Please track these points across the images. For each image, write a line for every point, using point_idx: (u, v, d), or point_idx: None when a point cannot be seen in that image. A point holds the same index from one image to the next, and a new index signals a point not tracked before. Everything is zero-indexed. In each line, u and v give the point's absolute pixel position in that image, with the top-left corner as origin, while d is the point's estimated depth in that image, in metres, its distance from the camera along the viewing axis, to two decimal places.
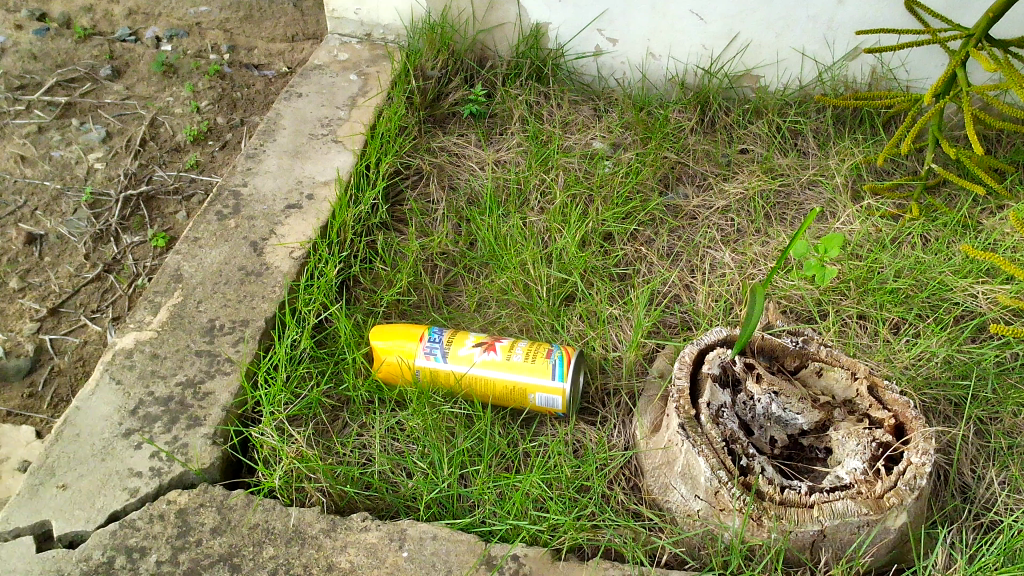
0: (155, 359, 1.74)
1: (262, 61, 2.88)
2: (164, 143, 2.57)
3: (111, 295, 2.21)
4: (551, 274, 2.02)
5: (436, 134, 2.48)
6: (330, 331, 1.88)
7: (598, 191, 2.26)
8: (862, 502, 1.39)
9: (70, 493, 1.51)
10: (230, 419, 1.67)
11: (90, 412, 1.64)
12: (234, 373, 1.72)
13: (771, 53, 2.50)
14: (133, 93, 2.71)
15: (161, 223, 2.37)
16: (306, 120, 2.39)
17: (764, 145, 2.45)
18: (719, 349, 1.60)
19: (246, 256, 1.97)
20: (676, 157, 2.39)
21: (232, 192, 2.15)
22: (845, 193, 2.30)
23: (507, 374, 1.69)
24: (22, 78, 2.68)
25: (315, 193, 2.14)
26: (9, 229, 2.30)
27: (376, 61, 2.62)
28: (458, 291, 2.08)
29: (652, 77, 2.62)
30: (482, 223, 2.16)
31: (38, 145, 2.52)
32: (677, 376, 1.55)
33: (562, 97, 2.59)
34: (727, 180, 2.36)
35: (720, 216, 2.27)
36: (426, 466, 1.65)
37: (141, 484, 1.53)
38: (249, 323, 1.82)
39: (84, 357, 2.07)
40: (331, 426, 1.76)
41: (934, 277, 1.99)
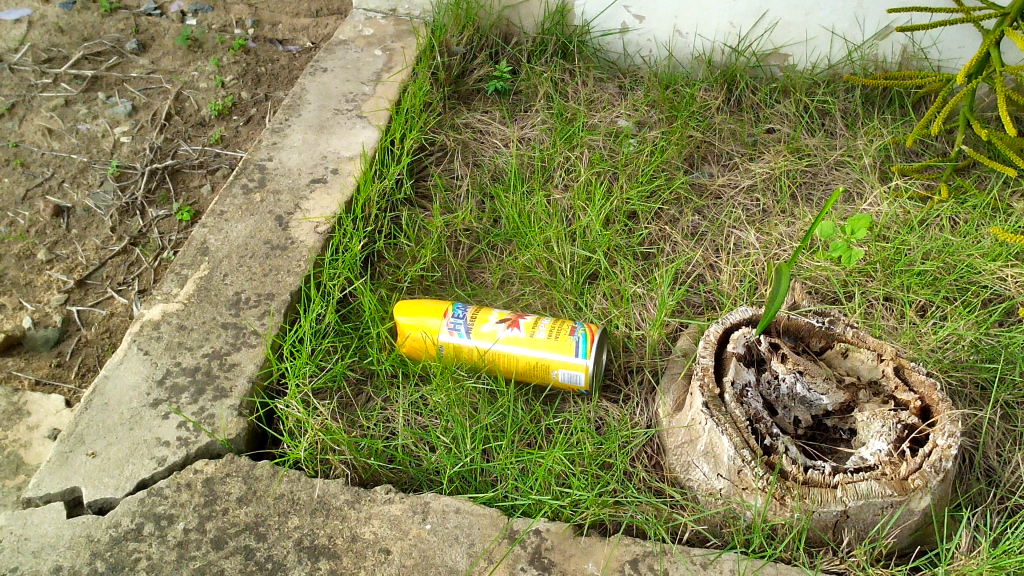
0: (182, 331, 1.76)
1: (286, 36, 2.88)
2: (189, 117, 2.58)
3: (137, 268, 2.23)
4: (575, 252, 2.02)
5: (460, 110, 2.48)
6: (354, 306, 1.89)
7: (622, 169, 2.25)
8: (886, 484, 1.39)
9: (99, 461, 1.54)
10: (256, 390, 1.68)
11: (118, 381, 1.66)
12: (260, 346, 1.74)
13: (800, 32, 2.46)
14: (158, 67, 2.72)
15: (186, 197, 2.39)
16: (331, 95, 2.39)
17: (791, 125, 2.43)
18: (744, 329, 1.59)
19: (271, 230, 1.98)
20: (702, 136, 2.37)
21: (258, 166, 2.16)
22: (873, 173, 2.27)
23: (530, 351, 1.70)
24: (49, 52, 2.70)
25: (340, 168, 2.15)
26: (37, 201, 2.32)
27: (401, 36, 2.61)
28: (482, 268, 2.08)
29: (678, 54, 2.59)
30: (506, 200, 2.16)
31: (65, 118, 2.54)
32: (702, 354, 1.55)
33: (587, 74, 2.58)
34: (753, 160, 2.34)
35: (745, 195, 2.25)
36: (448, 441, 1.65)
37: (169, 453, 1.55)
38: (275, 297, 1.83)
39: (110, 328, 2.09)
40: (355, 399, 1.77)
41: (962, 260, 1.97)
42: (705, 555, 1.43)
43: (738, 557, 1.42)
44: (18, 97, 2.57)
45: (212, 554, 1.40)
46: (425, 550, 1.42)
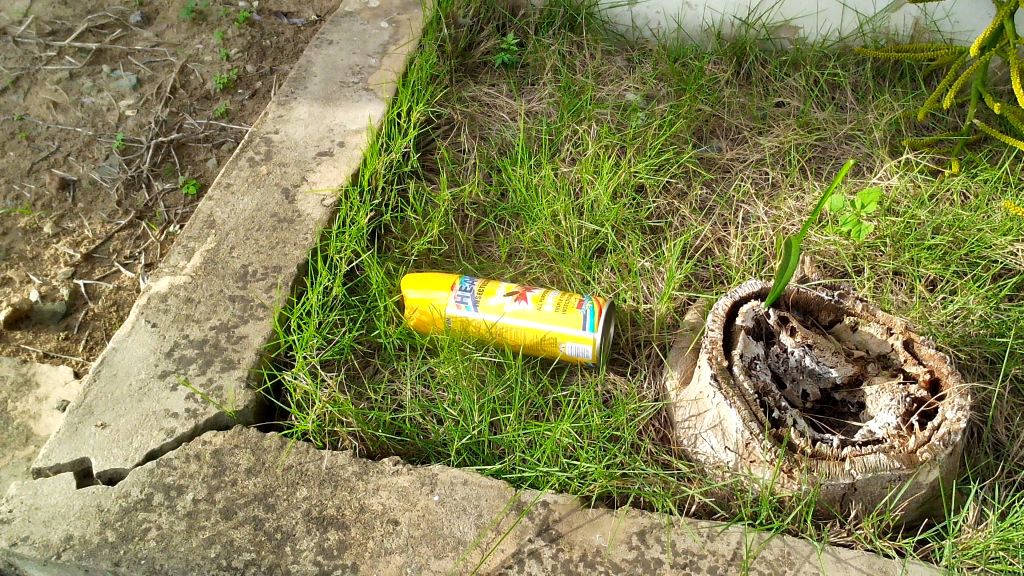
0: (189, 303, 1.76)
1: (291, 9, 2.86)
2: (194, 91, 2.57)
3: (144, 241, 2.24)
4: (583, 226, 2.01)
5: (467, 83, 2.45)
6: (361, 279, 1.88)
7: (630, 143, 2.24)
8: (895, 457, 1.38)
9: (109, 431, 1.54)
10: (263, 362, 1.68)
11: (126, 353, 1.67)
12: (267, 318, 1.73)
13: (811, 4, 2.45)
14: (163, 39, 2.70)
15: (192, 170, 2.39)
16: (337, 67, 2.37)
17: (801, 98, 2.42)
18: (753, 302, 1.58)
19: (277, 203, 1.97)
20: (711, 109, 2.36)
21: (264, 139, 2.15)
22: (883, 148, 2.26)
23: (538, 324, 1.69)
24: (53, 24, 2.69)
25: (346, 141, 2.14)
26: (43, 174, 2.32)
27: (407, 8, 2.59)
28: (489, 241, 2.07)
29: (687, 26, 2.58)
30: (514, 173, 2.14)
31: (70, 91, 2.53)
32: (710, 327, 1.54)
33: (595, 47, 2.56)
34: (762, 134, 2.34)
35: (753, 170, 2.25)
36: (456, 413, 1.65)
37: (177, 425, 1.55)
38: (282, 270, 1.83)
39: (118, 302, 2.10)
40: (362, 371, 1.77)
41: (973, 234, 1.96)
42: (712, 527, 1.43)
43: (745, 529, 1.43)
44: (23, 70, 2.56)
45: (221, 524, 1.41)
46: (433, 521, 1.43)
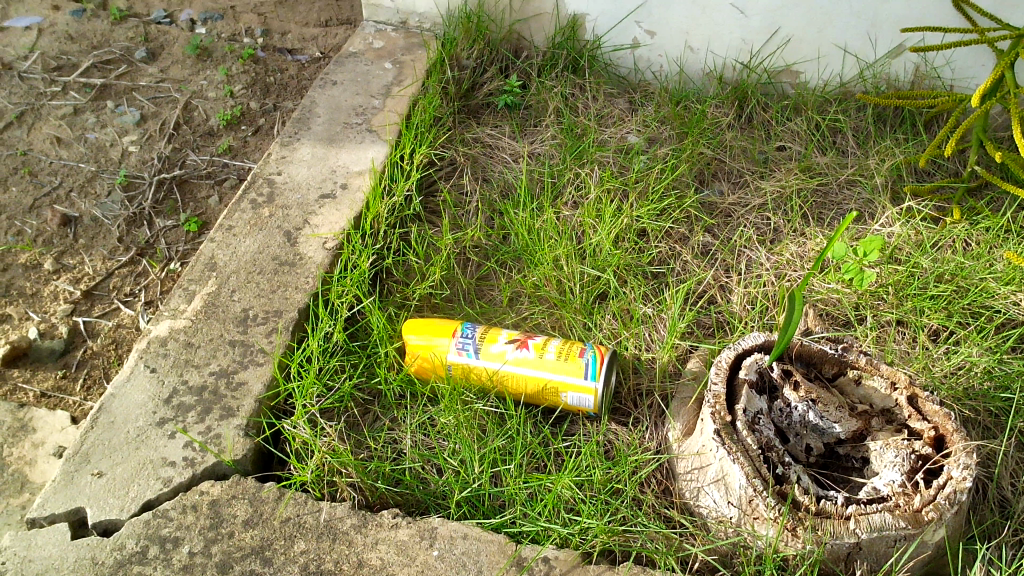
0: (189, 348, 1.74)
1: (295, 45, 2.89)
2: (197, 127, 2.58)
3: (145, 279, 2.23)
4: (584, 271, 2.01)
5: (470, 124, 2.46)
6: (362, 324, 1.87)
7: (632, 187, 2.24)
8: (900, 516, 1.36)
9: (105, 480, 1.52)
10: (263, 411, 1.67)
11: (124, 399, 1.65)
12: (267, 364, 1.72)
13: (812, 49, 2.48)
14: (167, 76, 2.72)
15: (194, 207, 2.39)
16: (341, 108, 2.38)
17: (802, 142, 2.44)
18: (757, 354, 1.57)
19: (279, 246, 1.97)
20: (712, 153, 2.37)
21: (267, 180, 2.15)
22: (885, 193, 2.27)
23: (540, 373, 1.68)
24: (59, 60, 2.71)
25: (348, 184, 2.14)
26: (45, 210, 2.32)
27: (411, 49, 2.61)
28: (491, 285, 2.06)
29: (689, 70, 2.60)
30: (516, 217, 2.14)
31: (74, 127, 2.53)
32: (713, 381, 1.53)
33: (597, 90, 2.57)
34: (764, 178, 2.35)
35: (754, 214, 2.26)
36: (457, 464, 1.63)
37: (175, 474, 1.53)
38: (282, 315, 1.82)
39: (117, 339, 2.09)
40: (362, 419, 1.75)
41: (975, 283, 1.95)
42: None
43: None
44: (27, 105, 2.57)
45: None
46: None
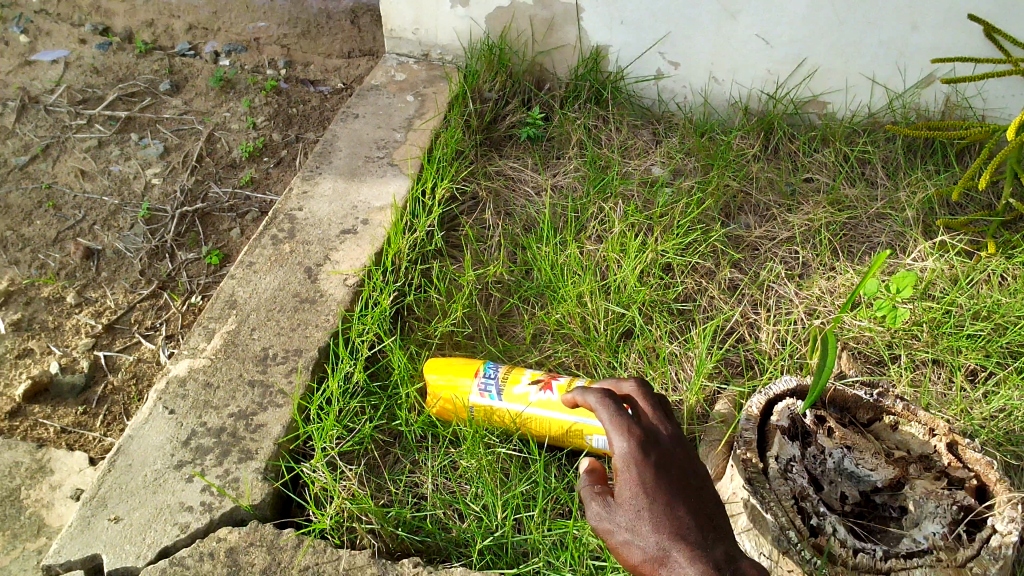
0: (208, 389, 1.72)
1: (317, 77, 2.91)
2: (220, 160, 2.58)
3: (166, 312, 2.22)
4: (609, 308, 1.98)
5: (493, 157, 2.43)
6: (383, 364, 1.84)
7: (657, 222, 2.20)
8: (942, 572, 1.31)
9: (122, 526, 1.50)
10: (282, 454, 1.64)
11: (143, 442, 1.63)
12: (286, 406, 1.69)
13: (839, 80, 2.45)
14: (191, 108, 2.73)
15: (216, 240, 2.39)
16: (362, 142, 2.37)
17: (830, 174, 2.39)
18: (789, 400, 1.52)
19: (300, 282, 1.95)
20: (739, 186, 2.33)
21: (288, 216, 2.13)
22: (916, 227, 2.22)
23: (564, 416, 1.64)
24: (84, 93, 2.73)
25: (370, 219, 2.12)
26: (68, 243, 2.32)
27: (433, 82, 2.60)
28: (513, 322, 2.03)
29: (714, 101, 2.58)
30: (539, 252, 2.12)
31: (98, 159, 2.54)
32: (744, 427, 1.48)
33: (621, 121, 2.54)
34: (791, 211, 2.30)
35: (782, 248, 2.21)
36: (479, 510, 1.60)
37: (192, 520, 1.51)
38: (302, 354, 1.79)
39: (137, 374, 2.08)
40: (383, 462, 1.71)
41: (1012, 321, 1.90)
42: None
43: None
44: (53, 138, 2.58)
45: None
46: None
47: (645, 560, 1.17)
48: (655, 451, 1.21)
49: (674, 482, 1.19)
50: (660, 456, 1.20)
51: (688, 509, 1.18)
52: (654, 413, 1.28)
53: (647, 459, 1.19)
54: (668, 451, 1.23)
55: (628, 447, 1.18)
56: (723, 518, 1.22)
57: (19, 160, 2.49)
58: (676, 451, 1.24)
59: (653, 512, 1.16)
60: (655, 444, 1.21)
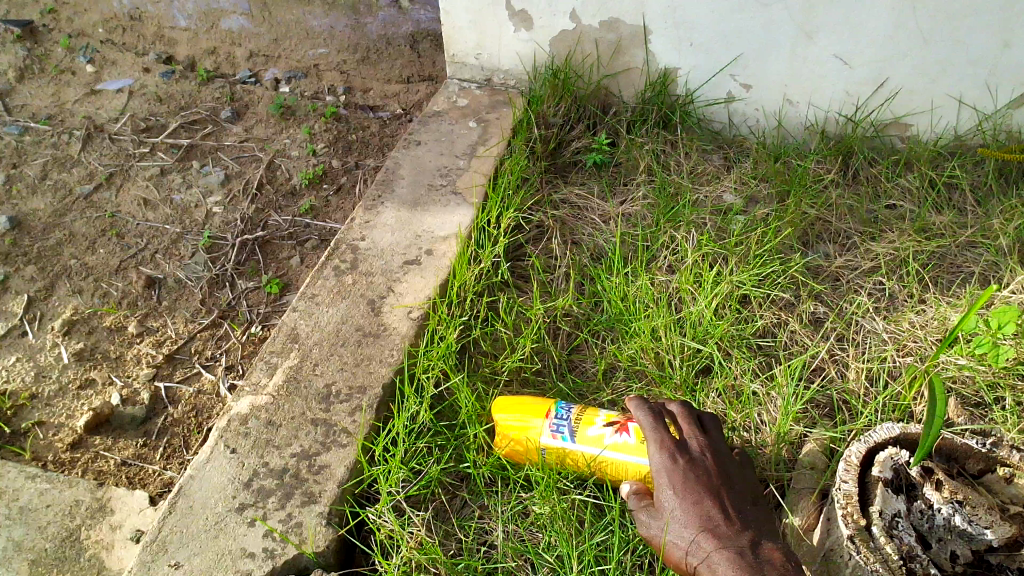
0: (270, 427, 1.67)
1: (377, 103, 2.88)
2: (280, 187, 2.55)
3: (226, 342, 2.18)
4: (684, 344, 1.88)
5: (558, 184, 2.36)
6: (449, 401, 1.77)
7: (733, 251, 2.09)
8: None
9: (182, 573, 1.44)
10: (346, 497, 1.57)
11: (204, 482, 1.57)
12: (350, 447, 1.63)
13: (923, 101, 2.32)
14: (252, 135, 2.71)
15: (276, 269, 2.35)
16: (425, 169, 2.32)
17: (914, 200, 2.26)
18: (891, 449, 1.40)
19: (363, 315, 1.89)
20: (817, 212, 2.21)
21: (350, 246, 2.08)
22: (1013, 256, 2.08)
23: (643, 459, 1.53)
24: (148, 121, 2.73)
25: (434, 249, 2.06)
26: (130, 272, 2.30)
27: (495, 107, 2.55)
28: (583, 357, 1.94)
29: (788, 125, 2.48)
30: (610, 284, 2.03)
31: (160, 187, 2.53)
32: (843, 479, 1.37)
33: (690, 146, 2.45)
34: (874, 239, 2.18)
35: (867, 279, 2.08)
36: (553, 560, 1.53)
37: (254, 567, 1.45)
38: (367, 391, 1.73)
39: (197, 407, 2.03)
40: (451, 506, 1.64)
41: None
42: None
43: None
44: (117, 167, 2.58)
45: None
46: None
47: (681, 551, 1.38)
48: (685, 458, 1.47)
49: (702, 484, 1.43)
50: (689, 463, 1.46)
51: (714, 504, 1.40)
52: (691, 428, 1.53)
53: (678, 465, 1.45)
54: (698, 457, 1.47)
55: (659, 456, 1.46)
56: (750, 514, 1.43)
57: (84, 189, 2.49)
58: (705, 457, 1.48)
59: (682, 505, 1.41)
60: (686, 452, 1.47)
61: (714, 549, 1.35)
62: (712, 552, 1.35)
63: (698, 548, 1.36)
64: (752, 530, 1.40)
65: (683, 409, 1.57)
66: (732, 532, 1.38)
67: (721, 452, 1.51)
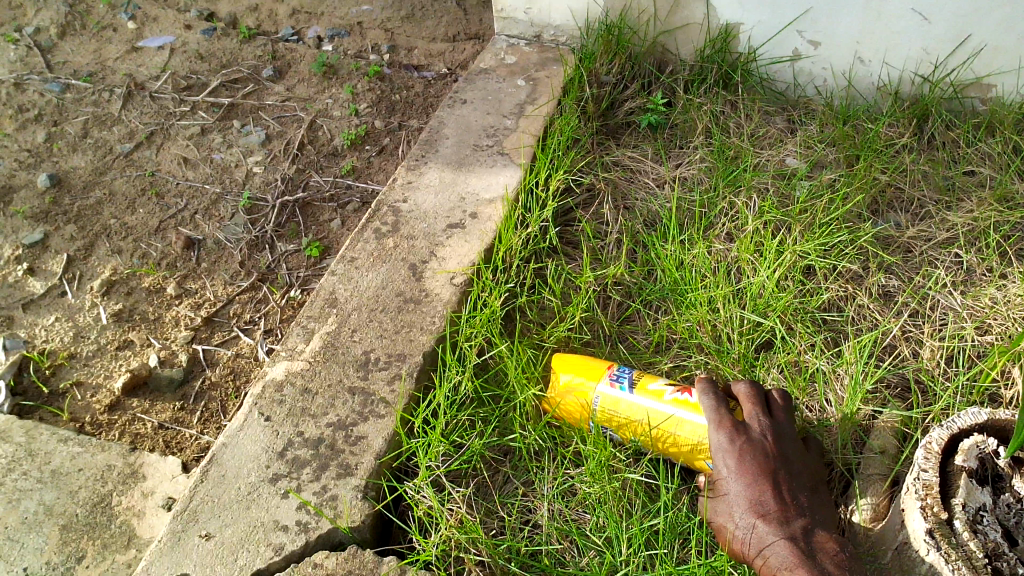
0: (306, 395, 1.60)
1: (422, 62, 2.78)
2: (321, 148, 2.47)
3: (265, 306, 2.12)
4: (744, 317, 1.77)
5: (610, 146, 2.24)
6: (494, 371, 1.69)
7: (797, 219, 1.96)
8: None
9: (213, 544, 1.38)
10: (383, 470, 1.50)
11: (237, 451, 1.51)
12: (388, 418, 1.55)
13: (1009, 61, 2.13)
14: (293, 94, 2.63)
15: (316, 232, 2.28)
16: (470, 129, 2.21)
17: (995, 166, 2.10)
18: (977, 436, 1.26)
19: (404, 281, 1.80)
20: (889, 179, 2.06)
21: (392, 207, 1.99)
22: None
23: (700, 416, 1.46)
24: (189, 79, 2.66)
25: (479, 212, 1.96)
26: (169, 233, 2.24)
27: (545, 65, 2.43)
28: (635, 328, 1.84)
29: (858, 85, 2.31)
30: (664, 251, 1.91)
31: (200, 146, 2.47)
32: (923, 468, 1.24)
33: (752, 107, 2.30)
34: (951, 208, 2.02)
35: (943, 251, 1.93)
36: (601, 543, 1.43)
37: (287, 541, 1.38)
38: (407, 359, 1.65)
39: (235, 371, 1.97)
40: (493, 482, 1.55)
41: None
42: None
43: None
44: (157, 125, 2.52)
45: None
46: None
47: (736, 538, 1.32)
48: (746, 437, 1.38)
49: (762, 467, 1.34)
50: (750, 442, 1.37)
51: (773, 491, 1.32)
52: (754, 406, 1.42)
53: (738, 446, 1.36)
54: (759, 437, 1.38)
55: (717, 435, 1.38)
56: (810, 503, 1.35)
57: (124, 147, 2.43)
58: (767, 437, 1.38)
59: (740, 491, 1.33)
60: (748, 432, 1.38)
61: (770, 540, 1.28)
62: (767, 542, 1.28)
63: (754, 537, 1.30)
64: (808, 518, 1.32)
65: (749, 386, 1.46)
66: (789, 519, 1.30)
67: (786, 431, 1.41)
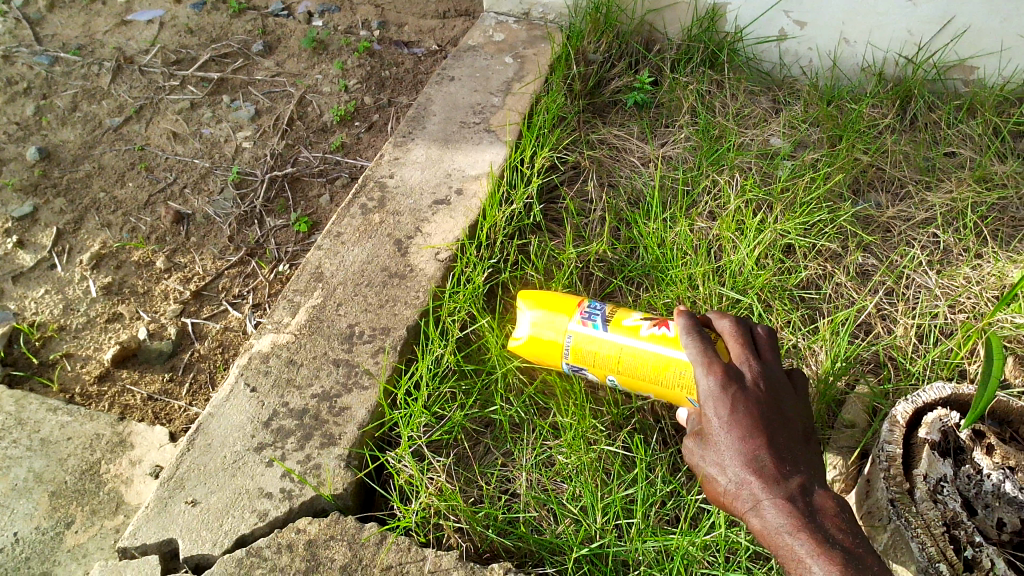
0: (292, 366, 1.62)
1: (411, 38, 2.78)
2: (311, 124, 2.48)
3: (253, 280, 2.14)
4: (723, 294, 1.80)
5: (596, 124, 2.25)
6: (476, 344, 1.72)
7: (778, 199, 1.99)
8: None
9: (199, 510, 1.41)
10: (366, 440, 1.54)
11: (223, 421, 1.54)
12: (372, 390, 1.58)
13: (995, 42, 2.16)
14: (283, 69, 2.64)
15: (304, 207, 2.29)
16: (457, 106, 2.23)
17: (975, 148, 2.12)
18: (940, 410, 1.31)
19: (389, 256, 1.83)
20: (870, 160, 2.08)
21: (378, 183, 2.01)
22: None
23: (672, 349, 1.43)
24: (178, 53, 2.66)
25: (464, 188, 1.98)
26: (158, 207, 2.26)
27: (533, 42, 2.44)
28: (617, 304, 1.87)
29: (844, 65, 2.33)
30: (647, 229, 1.94)
31: (190, 121, 2.48)
32: (887, 439, 1.28)
33: (737, 86, 2.32)
34: (931, 189, 2.05)
35: (921, 231, 1.96)
36: (577, 512, 1.48)
37: (271, 508, 1.41)
38: (391, 332, 1.68)
39: (223, 343, 2.00)
40: (473, 452, 1.59)
41: None
42: None
43: None
44: (146, 99, 2.52)
45: None
46: None
47: (728, 492, 1.22)
48: (737, 384, 1.26)
49: (754, 418, 1.22)
50: (741, 390, 1.25)
51: (768, 444, 1.20)
52: (743, 349, 1.31)
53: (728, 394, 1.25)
54: (750, 384, 1.26)
55: (706, 381, 1.27)
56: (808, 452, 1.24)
57: (113, 121, 2.44)
58: (759, 383, 1.27)
59: (732, 444, 1.21)
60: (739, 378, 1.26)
61: (764, 498, 1.17)
62: (759, 499, 1.18)
63: (747, 493, 1.19)
64: (806, 473, 1.21)
65: (734, 324, 1.35)
66: (785, 472, 1.20)
67: (777, 374, 1.30)
